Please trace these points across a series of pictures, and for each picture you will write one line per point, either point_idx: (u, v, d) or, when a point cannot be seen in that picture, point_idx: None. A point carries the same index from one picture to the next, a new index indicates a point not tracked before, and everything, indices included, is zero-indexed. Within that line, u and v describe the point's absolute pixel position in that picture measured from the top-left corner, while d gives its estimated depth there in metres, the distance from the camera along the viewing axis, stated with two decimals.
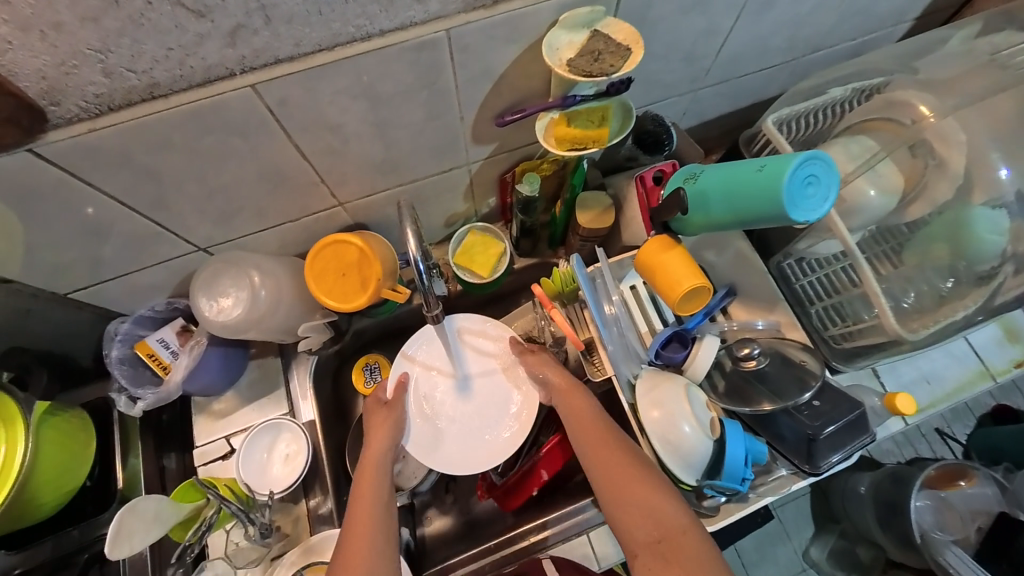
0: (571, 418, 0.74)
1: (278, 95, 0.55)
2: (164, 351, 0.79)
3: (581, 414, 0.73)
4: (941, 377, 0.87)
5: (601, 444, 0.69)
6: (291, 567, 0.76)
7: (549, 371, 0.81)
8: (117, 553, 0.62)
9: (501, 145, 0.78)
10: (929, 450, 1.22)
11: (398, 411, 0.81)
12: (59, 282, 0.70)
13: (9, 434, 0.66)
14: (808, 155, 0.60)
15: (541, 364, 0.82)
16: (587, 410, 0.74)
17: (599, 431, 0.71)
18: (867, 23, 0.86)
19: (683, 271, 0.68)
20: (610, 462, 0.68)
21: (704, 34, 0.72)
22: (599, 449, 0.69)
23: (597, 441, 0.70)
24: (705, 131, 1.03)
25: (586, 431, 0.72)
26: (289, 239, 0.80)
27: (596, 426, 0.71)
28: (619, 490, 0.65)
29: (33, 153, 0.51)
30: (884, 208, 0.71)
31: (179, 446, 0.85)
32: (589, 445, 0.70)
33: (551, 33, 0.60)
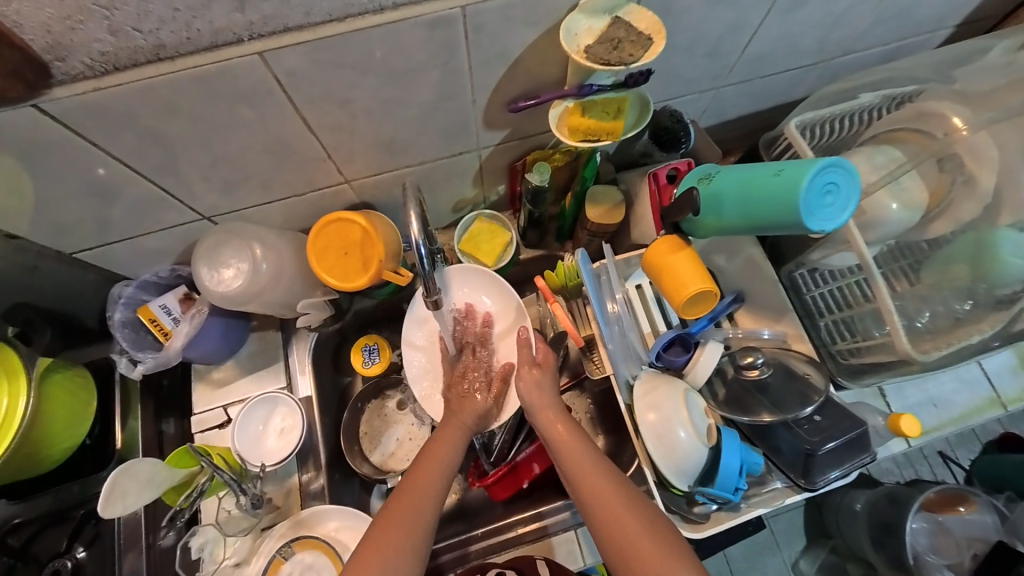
0: (571, 473, 0.66)
1: (287, 65, 0.54)
2: (165, 316, 0.80)
3: (582, 470, 0.66)
4: (950, 401, 0.85)
5: (606, 504, 0.62)
6: (280, 539, 0.77)
7: (541, 408, 0.73)
8: (110, 510, 0.64)
9: (513, 131, 0.76)
10: (929, 473, 1.20)
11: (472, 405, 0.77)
12: (63, 241, 0.70)
13: (12, 387, 0.67)
14: (828, 163, 0.57)
15: (529, 383, 0.75)
16: (589, 460, 0.66)
17: (602, 488, 0.63)
18: (904, 27, 0.82)
19: (690, 274, 0.66)
20: (617, 528, 0.61)
21: (730, 29, 0.69)
22: (605, 511, 0.62)
23: (602, 501, 0.63)
24: (725, 131, 1.00)
25: (588, 489, 0.64)
26: (293, 214, 0.80)
27: (601, 483, 0.64)
28: (632, 559, 0.59)
29: (38, 109, 0.50)
30: (904, 223, 0.69)
31: (179, 412, 0.87)
32: (593, 505, 0.63)
33: (569, 17, 0.58)
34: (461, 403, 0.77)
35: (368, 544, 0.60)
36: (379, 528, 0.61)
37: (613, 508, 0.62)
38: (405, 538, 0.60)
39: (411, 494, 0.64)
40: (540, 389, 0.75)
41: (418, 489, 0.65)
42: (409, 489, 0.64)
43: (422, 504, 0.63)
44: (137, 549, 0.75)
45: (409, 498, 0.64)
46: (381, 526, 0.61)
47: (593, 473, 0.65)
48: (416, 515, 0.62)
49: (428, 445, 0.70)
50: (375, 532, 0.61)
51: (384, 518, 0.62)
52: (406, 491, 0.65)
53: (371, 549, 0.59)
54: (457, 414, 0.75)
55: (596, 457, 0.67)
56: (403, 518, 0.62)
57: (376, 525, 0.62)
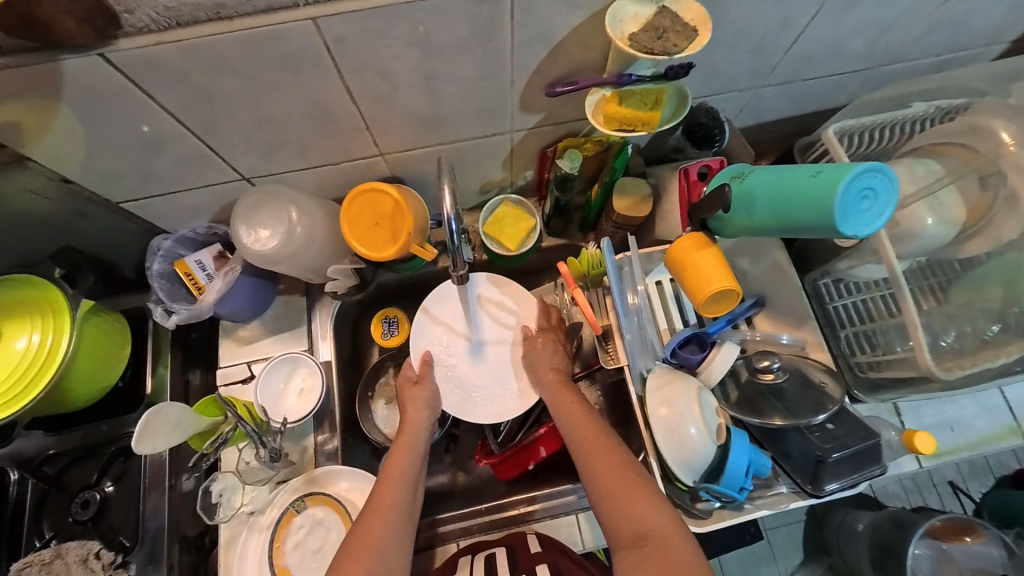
0: (564, 420, 0.76)
1: (337, 32, 0.55)
2: (200, 272, 0.83)
3: (575, 420, 0.75)
4: (967, 426, 0.83)
5: (591, 448, 0.70)
6: (292, 493, 0.81)
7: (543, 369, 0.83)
8: (141, 448, 0.67)
9: (548, 117, 0.76)
10: (937, 501, 1.18)
11: (427, 391, 0.82)
12: (111, 189, 0.73)
13: (56, 324, 0.71)
14: (868, 167, 0.56)
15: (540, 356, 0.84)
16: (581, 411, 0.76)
17: (591, 438, 0.72)
18: (957, 38, 0.80)
19: (714, 271, 0.66)
20: (604, 466, 0.68)
21: (777, 26, 0.68)
22: (593, 455, 0.70)
23: (589, 441, 0.71)
24: (761, 133, 0.98)
25: (578, 436, 0.73)
26: (326, 181, 0.82)
27: (588, 429, 0.73)
28: (614, 492, 0.66)
29: (104, 58, 0.53)
30: (939, 239, 0.67)
31: (204, 365, 0.90)
32: (579, 448, 0.72)
33: (616, 3, 0.58)
34: (412, 398, 0.82)
35: (352, 542, 0.65)
36: (364, 524, 0.67)
37: (598, 454, 0.69)
38: (386, 531, 0.66)
39: (387, 486, 0.70)
40: (553, 361, 0.84)
41: (393, 479, 0.71)
42: (385, 484, 0.70)
43: (399, 497, 0.69)
44: (160, 490, 0.79)
45: (387, 488, 0.70)
46: (365, 523, 0.66)
47: (582, 421, 0.74)
48: (392, 509, 0.68)
49: (400, 434, 0.78)
50: (355, 536, 0.66)
51: (365, 514, 0.68)
52: (383, 486, 0.70)
53: (357, 545, 0.64)
54: (409, 408, 0.81)
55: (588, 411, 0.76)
56: (391, 490, 0.70)
57: (363, 515, 0.68)
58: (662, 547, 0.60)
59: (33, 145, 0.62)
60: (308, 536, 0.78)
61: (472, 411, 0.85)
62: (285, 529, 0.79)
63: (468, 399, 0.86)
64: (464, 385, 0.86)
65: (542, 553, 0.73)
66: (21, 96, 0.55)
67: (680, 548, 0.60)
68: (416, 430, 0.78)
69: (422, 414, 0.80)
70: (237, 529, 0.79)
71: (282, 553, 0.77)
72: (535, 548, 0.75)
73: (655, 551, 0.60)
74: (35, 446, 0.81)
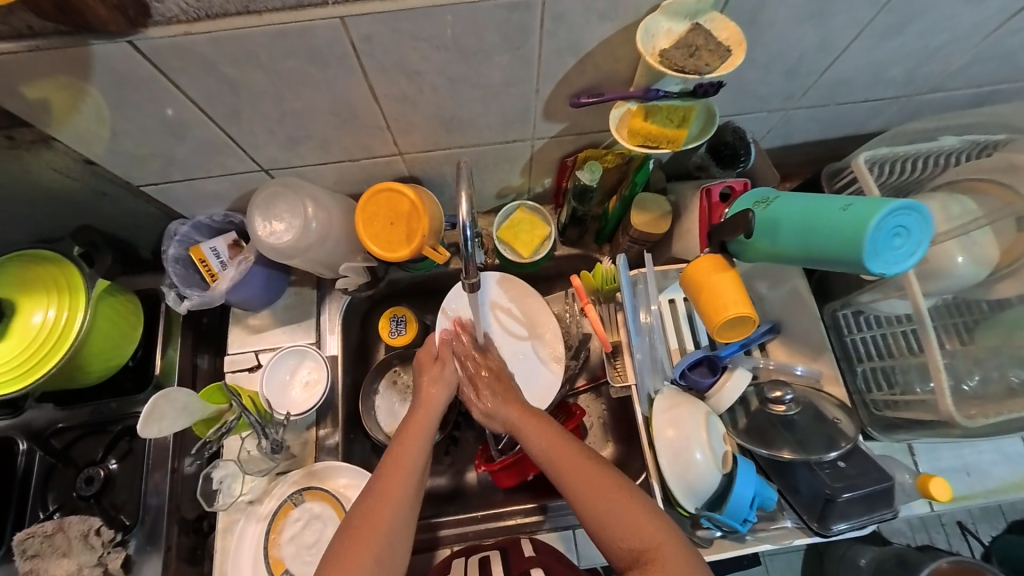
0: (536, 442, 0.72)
1: (364, 31, 0.55)
2: (215, 259, 0.84)
3: (549, 440, 0.71)
4: (984, 472, 0.80)
5: (571, 467, 0.67)
6: (292, 485, 0.81)
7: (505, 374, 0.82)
8: (147, 431, 0.68)
9: (571, 126, 0.75)
10: (945, 541, 1.12)
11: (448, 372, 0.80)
12: (134, 172, 0.74)
13: (71, 302, 0.72)
14: (901, 204, 0.54)
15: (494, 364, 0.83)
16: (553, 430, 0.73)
17: (568, 457, 0.68)
18: (1003, 71, 0.76)
19: (733, 296, 0.64)
20: (586, 491, 0.65)
21: (815, 48, 0.66)
22: (576, 477, 0.67)
23: (568, 463, 0.68)
24: (787, 155, 0.95)
25: (555, 458, 0.69)
26: (345, 177, 0.82)
27: (565, 449, 0.69)
28: (601, 513, 0.64)
29: (133, 45, 0.53)
30: (970, 279, 0.65)
31: (213, 350, 0.91)
32: (560, 468, 0.68)
33: (649, 18, 0.56)
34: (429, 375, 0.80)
35: (353, 530, 0.64)
36: (366, 508, 0.65)
37: (578, 472, 0.67)
38: (392, 518, 0.65)
39: (396, 473, 0.68)
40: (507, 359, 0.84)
41: (404, 465, 0.69)
42: (394, 470, 0.68)
43: (408, 483, 0.68)
44: (162, 471, 0.79)
45: (399, 474, 0.68)
46: (366, 511, 0.65)
47: (556, 439, 0.71)
48: (399, 496, 0.66)
49: (410, 416, 0.75)
50: (357, 521, 0.64)
51: (369, 500, 0.66)
52: (390, 472, 0.68)
53: (361, 532, 0.63)
54: (425, 387, 0.79)
55: (555, 428, 0.73)
56: (400, 476, 0.68)
57: (365, 498, 0.67)
58: (661, 562, 0.59)
59: (61, 126, 0.63)
60: (304, 530, 0.78)
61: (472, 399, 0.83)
62: (282, 521, 0.79)
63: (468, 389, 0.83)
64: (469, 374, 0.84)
65: (535, 557, 0.73)
66: (53, 77, 0.56)
67: (677, 557, 0.59)
68: (431, 412, 0.76)
69: (439, 392, 0.78)
70: (235, 517, 0.81)
71: (278, 544, 0.78)
72: (529, 551, 0.74)
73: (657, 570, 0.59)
74: (45, 418, 0.82)
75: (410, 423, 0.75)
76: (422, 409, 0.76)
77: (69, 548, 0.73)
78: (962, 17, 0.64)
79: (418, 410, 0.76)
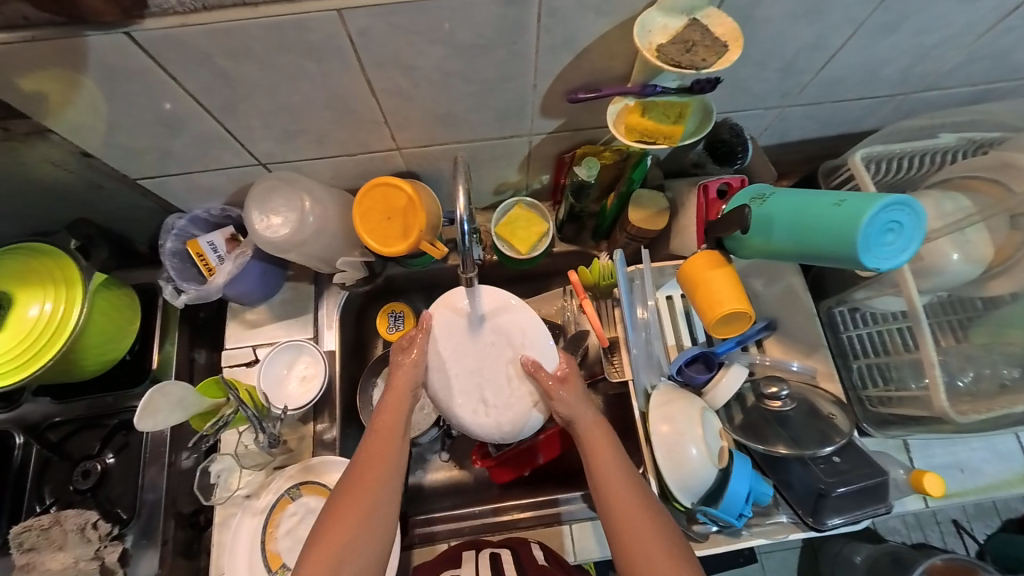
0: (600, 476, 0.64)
1: (360, 25, 0.55)
2: (212, 253, 0.84)
3: (614, 487, 0.63)
4: (978, 469, 0.80)
5: (628, 520, 0.61)
6: (288, 480, 0.81)
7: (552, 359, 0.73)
8: (143, 424, 0.68)
9: (568, 122, 0.75)
10: (939, 539, 1.12)
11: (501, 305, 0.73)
12: (130, 166, 0.74)
13: (69, 295, 0.72)
14: (895, 200, 0.55)
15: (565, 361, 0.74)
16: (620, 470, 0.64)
17: (630, 508, 0.61)
18: (998, 69, 0.77)
19: (727, 292, 0.64)
20: (639, 555, 0.59)
21: (811, 45, 0.66)
22: (629, 535, 0.60)
23: (623, 514, 0.61)
24: (784, 153, 0.95)
25: (611, 499, 0.63)
26: (343, 171, 0.82)
27: (628, 499, 0.62)
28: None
29: (129, 37, 0.53)
30: (962, 276, 0.65)
31: (209, 344, 0.91)
32: (613, 515, 0.62)
33: (645, 14, 0.57)
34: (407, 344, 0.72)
35: (319, 538, 0.59)
36: (323, 536, 0.59)
37: (638, 528, 0.60)
38: (351, 544, 0.59)
39: (366, 478, 0.63)
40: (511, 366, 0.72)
41: (363, 496, 0.61)
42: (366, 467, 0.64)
43: (383, 488, 0.63)
44: (158, 464, 0.80)
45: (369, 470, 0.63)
46: (319, 548, 0.58)
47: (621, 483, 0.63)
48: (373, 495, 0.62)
49: (383, 406, 0.69)
50: (323, 529, 0.60)
51: (331, 513, 0.61)
52: (361, 476, 0.63)
53: (326, 540, 0.59)
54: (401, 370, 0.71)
55: (630, 473, 0.64)
56: (375, 474, 0.63)
57: (322, 527, 0.60)
58: None
59: (56, 118, 0.63)
60: (300, 524, 0.79)
61: (547, 355, 0.73)
62: (279, 515, 0.79)
63: (535, 348, 0.73)
64: (521, 342, 0.73)
65: (547, 567, 0.72)
66: (48, 69, 0.56)
67: None
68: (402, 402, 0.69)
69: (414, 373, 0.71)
70: (231, 510, 0.81)
71: (274, 538, 0.78)
72: (541, 560, 0.73)
73: None
74: (41, 412, 0.82)
75: (383, 412, 0.68)
76: (393, 407, 0.69)
77: (65, 541, 0.73)
78: (958, 15, 0.64)
79: (388, 397, 0.70)
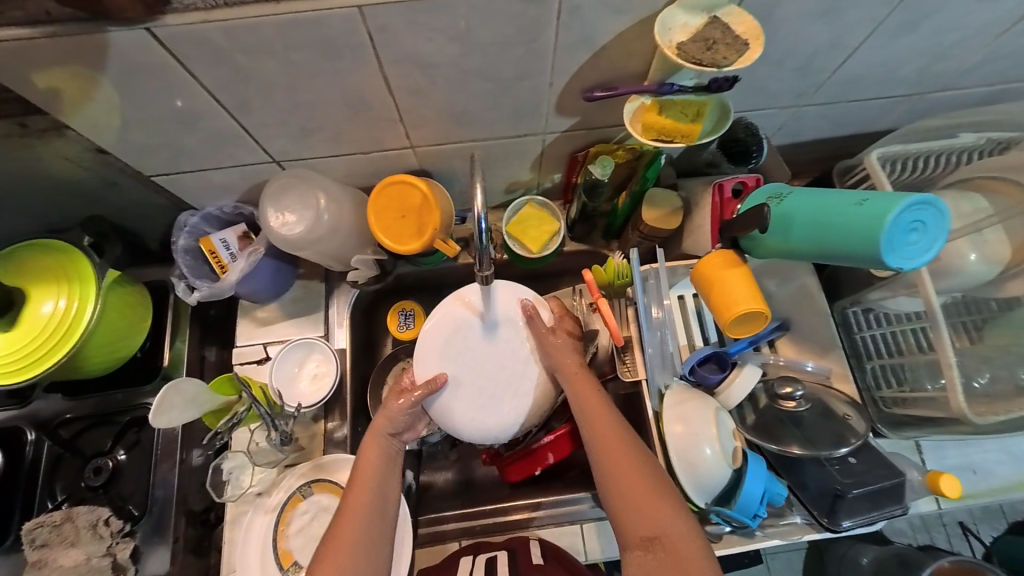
0: (583, 409, 0.69)
1: (380, 22, 0.54)
2: (224, 251, 0.84)
3: (593, 411, 0.69)
4: (990, 472, 0.80)
5: (606, 437, 0.67)
6: (300, 477, 0.81)
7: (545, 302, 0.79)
8: (158, 421, 0.68)
9: (583, 121, 0.75)
10: (945, 541, 1.12)
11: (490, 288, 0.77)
12: (144, 163, 0.74)
13: (82, 291, 0.72)
14: (918, 199, 0.54)
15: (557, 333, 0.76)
16: (602, 402, 0.70)
17: (608, 428, 0.67)
18: (1015, 69, 0.76)
19: (744, 292, 0.64)
20: (616, 466, 0.65)
21: (830, 45, 0.66)
22: (608, 450, 0.66)
23: (602, 433, 0.67)
24: (796, 153, 0.95)
25: (589, 420, 0.69)
26: (356, 169, 0.81)
27: (605, 419, 0.68)
28: (628, 488, 0.63)
29: (149, 33, 0.53)
30: (980, 277, 0.65)
31: (219, 342, 0.91)
32: (594, 433, 0.68)
33: (666, 12, 0.56)
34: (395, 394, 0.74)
35: None
36: None
37: (615, 445, 0.66)
38: None
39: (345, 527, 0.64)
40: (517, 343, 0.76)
41: (345, 540, 0.63)
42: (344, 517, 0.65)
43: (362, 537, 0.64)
44: (170, 461, 0.79)
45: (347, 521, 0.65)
46: None
47: (603, 411, 0.69)
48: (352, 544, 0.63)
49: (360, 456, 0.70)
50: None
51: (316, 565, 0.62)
52: (340, 528, 0.64)
53: None
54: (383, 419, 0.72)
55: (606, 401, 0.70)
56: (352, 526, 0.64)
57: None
58: (671, 550, 0.59)
59: (73, 114, 0.63)
60: (312, 522, 0.79)
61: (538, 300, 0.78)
62: (290, 512, 0.79)
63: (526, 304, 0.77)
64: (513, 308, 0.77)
65: (545, 565, 0.71)
66: (67, 65, 0.56)
67: (693, 553, 0.59)
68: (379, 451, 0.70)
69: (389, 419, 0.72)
70: (243, 508, 0.81)
71: (286, 536, 0.78)
72: (538, 558, 0.72)
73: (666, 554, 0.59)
74: (53, 408, 0.82)
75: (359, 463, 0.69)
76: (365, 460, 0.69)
77: (77, 538, 0.73)
78: (979, 15, 0.64)
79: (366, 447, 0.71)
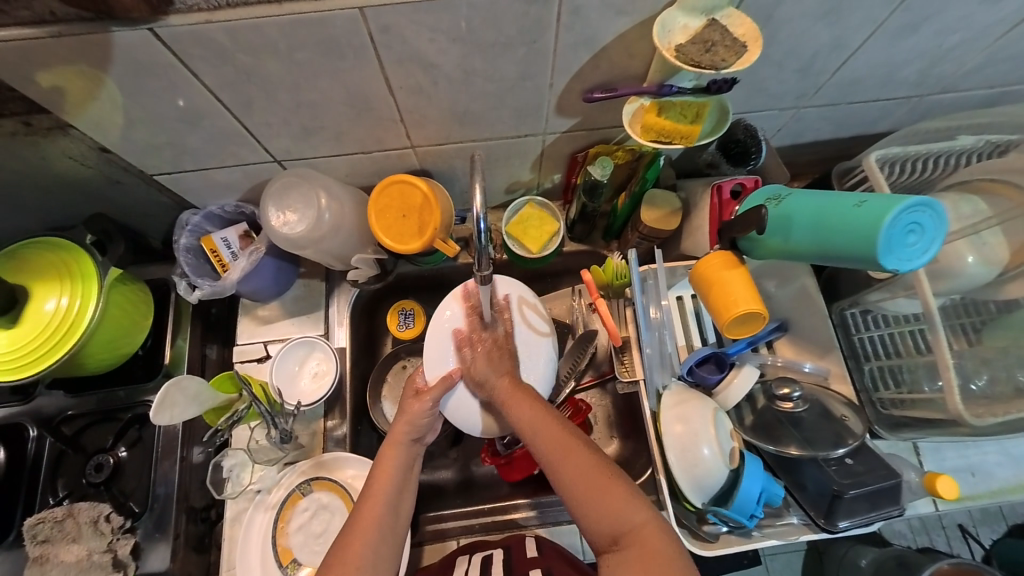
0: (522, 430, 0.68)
1: (382, 22, 0.55)
2: (225, 249, 0.84)
3: (527, 423, 0.68)
4: (989, 473, 0.80)
5: (549, 445, 0.65)
6: (301, 475, 0.82)
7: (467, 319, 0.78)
8: (159, 417, 0.69)
9: (583, 122, 0.75)
10: (944, 543, 1.12)
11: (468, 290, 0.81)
12: (147, 161, 0.75)
13: (85, 290, 0.73)
14: (917, 202, 0.55)
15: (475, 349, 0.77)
16: (540, 407, 0.69)
17: (551, 434, 0.66)
18: (1016, 72, 0.76)
19: (743, 292, 0.64)
20: (566, 473, 0.63)
21: (830, 46, 0.66)
22: (556, 455, 0.64)
23: (545, 440, 0.66)
24: (797, 154, 0.95)
25: (530, 432, 0.68)
26: (357, 168, 0.82)
27: (544, 426, 0.67)
28: (584, 491, 0.62)
29: (153, 32, 0.53)
30: (978, 279, 0.65)
31: (220, 340, 0.92)
32: (539, 443, 0.66)
33: (666, 13, 0.57)
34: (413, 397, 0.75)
35: None
36: None
37: (559, 451, 0.65)
38: None
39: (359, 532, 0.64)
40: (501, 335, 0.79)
41: (357, 548, 0.63)
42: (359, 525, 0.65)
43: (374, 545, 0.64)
44: (171, 459, 0.80)
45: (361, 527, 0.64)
46: None
47: (541, 420, 0.67)
48: (364, 549, 0.63)
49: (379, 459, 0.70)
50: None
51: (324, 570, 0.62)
52: (353, 534, 0.64)
53: None
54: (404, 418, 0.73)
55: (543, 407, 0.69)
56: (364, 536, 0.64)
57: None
58: (641, 544, 0.59)
59: (77, 113, 0.63)
60: (312, 519, 0.79)
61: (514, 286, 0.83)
62: (290, 510, 0.80)
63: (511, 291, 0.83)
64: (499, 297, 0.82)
65: (538, 558, 0.72)
66: (71, 64, 0.56)
67: (660, 541, 0.59)
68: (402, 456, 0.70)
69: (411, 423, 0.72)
70: (243, 505, 0.81)
71: (286, 533, 0.78)
72: (533, 552, 0.74)
73: (638, 550, 0.59)
74: (56, 404, 0.83)
75: (377, 468, 0.69)
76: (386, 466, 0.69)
77: (79, 533, 0.74)
78: (979, 17, 0.64)
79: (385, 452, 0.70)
